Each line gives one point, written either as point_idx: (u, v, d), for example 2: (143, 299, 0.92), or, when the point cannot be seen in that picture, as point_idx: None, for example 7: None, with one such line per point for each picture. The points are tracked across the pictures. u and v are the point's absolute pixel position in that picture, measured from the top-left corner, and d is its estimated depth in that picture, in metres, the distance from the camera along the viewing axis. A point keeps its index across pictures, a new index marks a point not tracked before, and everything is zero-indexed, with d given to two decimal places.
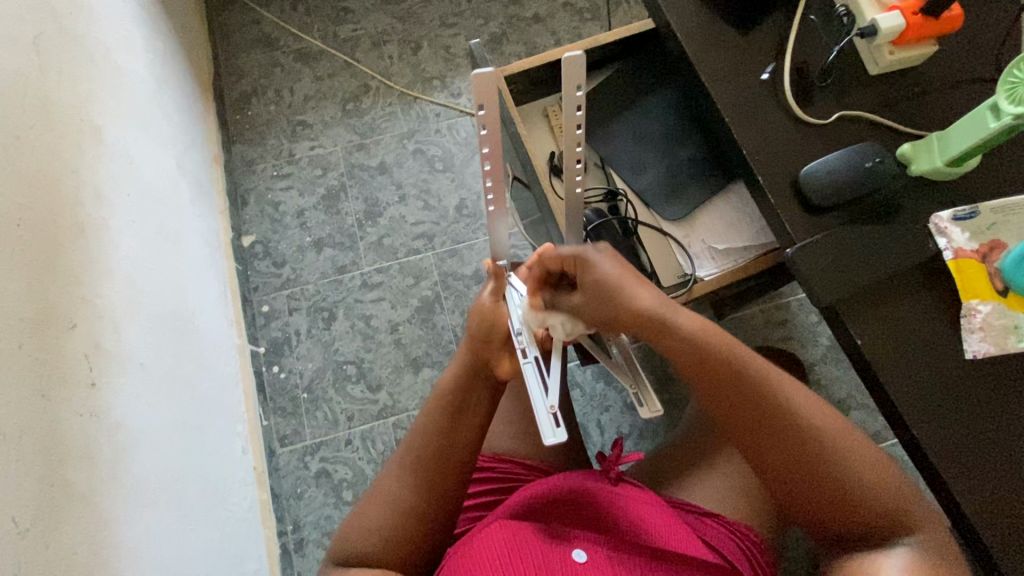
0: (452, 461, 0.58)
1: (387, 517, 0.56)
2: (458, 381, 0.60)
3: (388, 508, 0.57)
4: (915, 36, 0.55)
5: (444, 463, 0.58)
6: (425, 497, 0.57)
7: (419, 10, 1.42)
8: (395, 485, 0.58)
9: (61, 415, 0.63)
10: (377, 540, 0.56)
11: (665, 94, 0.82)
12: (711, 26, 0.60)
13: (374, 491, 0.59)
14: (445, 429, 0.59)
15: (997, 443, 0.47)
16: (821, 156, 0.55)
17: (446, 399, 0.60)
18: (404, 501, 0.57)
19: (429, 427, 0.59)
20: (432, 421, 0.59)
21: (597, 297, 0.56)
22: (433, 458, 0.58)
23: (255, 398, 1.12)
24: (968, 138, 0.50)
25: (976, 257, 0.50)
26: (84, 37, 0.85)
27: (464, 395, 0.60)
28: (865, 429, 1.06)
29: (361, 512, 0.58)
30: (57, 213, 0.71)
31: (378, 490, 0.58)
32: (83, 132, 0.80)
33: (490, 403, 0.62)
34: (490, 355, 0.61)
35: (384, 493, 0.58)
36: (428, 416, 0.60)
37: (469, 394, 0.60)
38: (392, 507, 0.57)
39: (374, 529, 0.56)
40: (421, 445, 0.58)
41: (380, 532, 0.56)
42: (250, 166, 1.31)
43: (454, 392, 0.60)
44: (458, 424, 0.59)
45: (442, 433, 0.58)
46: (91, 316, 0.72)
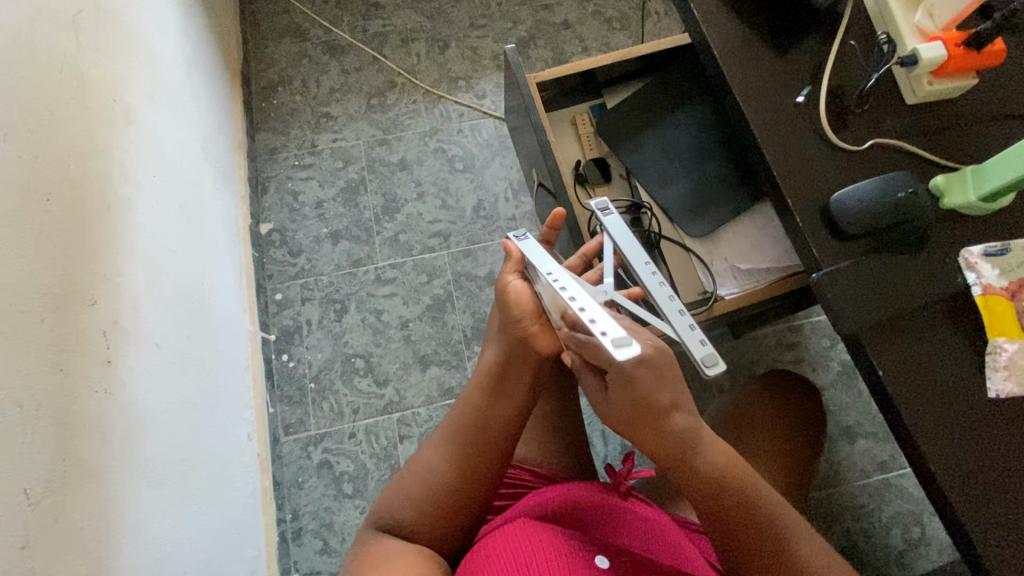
0: (490, 437, 0.59)
1: (424, 486, 0.57)
2: (498, 358, 0.61)
3: (424, 477, 0.58)
4: (955, 68, 0.54)
5: (483, 439, 0.59)
6: (462, 464, 0.58)
7: (449, 10, 1.43)
8: (433, 455, 0.59)
9: (78, 390, 0.64)
10: (412, 507, 0.57)
11: (694, 109, 0.82)
12: (748, 46, 0.59)
13: (414, 462, 0.60)
14: (486, 405, 0.60)
15: (1017, 484, 0.46)
16: (851, 182, 0.55)
17: (488, 375, 0.61)
18: (440, 469, 0.58)
19: (472, 403, 0.60)
20: (474, 395, 0.61)
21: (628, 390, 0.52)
22: (472, 429, 0.59)
23: (264, 385, 1.13)
24: (1006, 174, 0.50)
25: (1005, 294, 0.50)
26: (122, 18, 0.87)
27: (504, 372, 0.61)
28: (871, 458, 1.06)
29: (399, 481, 0.59)
30: (85, 189, 0.71)
31: (418, 461, 0.60)
32: (114, 111, 0.81)
33: (531, 385, 0.61)
34: (524, 335, 0.60)
35: (423, 464, 0.59)
36: (470, 393, 0.62)
37: (511, 371, 0.61)
38: (429, 480, 0.58)
39: (411, 498, 0.57)
40: (462, 417, 0.60)
41: (416, 501, 0.57)
42: (273, 154, 1.32)
43: (495, 369, 0.61)
44: (498, 397, 0.60)
45: (482, 405, 0.60)
46: (111, 293, 0.73)
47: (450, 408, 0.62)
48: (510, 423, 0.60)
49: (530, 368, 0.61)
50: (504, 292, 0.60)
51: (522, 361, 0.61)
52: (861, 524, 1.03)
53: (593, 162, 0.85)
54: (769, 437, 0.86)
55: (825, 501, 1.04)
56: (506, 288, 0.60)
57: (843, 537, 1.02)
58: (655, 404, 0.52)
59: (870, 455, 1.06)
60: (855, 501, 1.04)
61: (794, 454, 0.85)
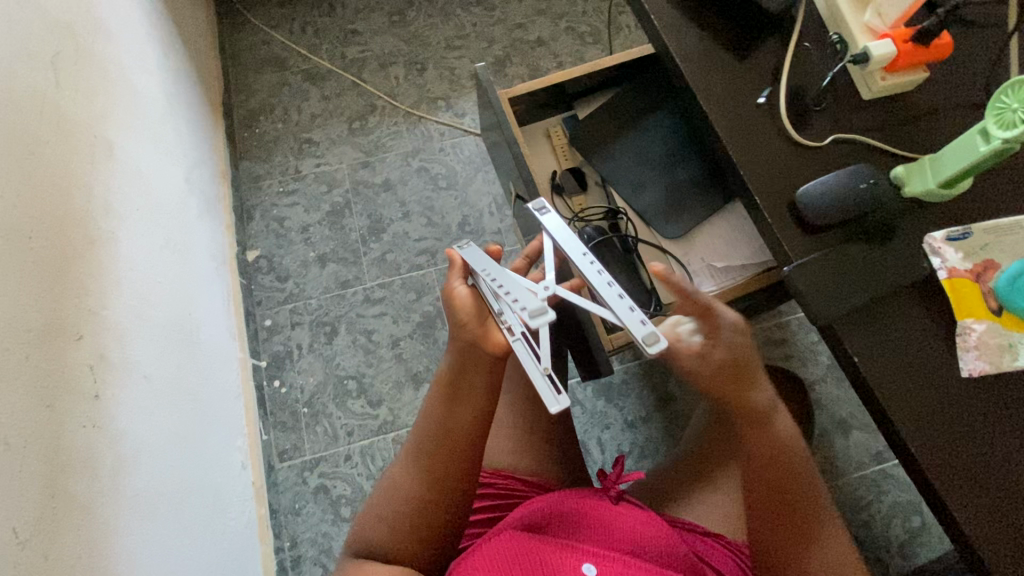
0: (454, 448, 0.57)
1: (393, 504, 0.57)
2: (453, 365, 0.57)
3: (395, 495, 0.58)
4: (906, 64, 0.57)
5: (446, 451, 0.57)
6: (428, 477, 0.57)
7: (425, 33, 1.46)
8: (402, 474, 0.58)
9: (66, 426, 0.64)
10: (384, 526, 0.57)
11: (664, 116, 0.84)
12: (708, 52, 0.62)
13: (386, 480, 0.60)
14: (446, 416, 0.57)
15: (995, 459, 0.48)
16: (816, 177, 0.56)
17: (444, 384, 0.58)
18: (408, 485, 0.58)
19: (431, 412, 0.58)
20: (434, 408, 0.58)
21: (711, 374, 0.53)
22: (435, 439, 0.57)
23: (256, 412, 1.12)
24: (960, 162, 0.51)
25: (970, 276, 0.52)
26: (101, 56, 0.88)
27: (458, 379, 0.57)
28: (866, 448, 1.07)
29: (373, 501, 0.59)
30: (68, 226, 0.72)
31: (389, 480, 0.59)
32: (96, 147, 0.82)
33: (489, 387, 0.57)
34: (471, 343, 0.55)
35: (393, 483, 0.59)
36: (430, 404, 0.59)
37: (466, 376, 0.57)
38: (400, 496, 0.57)
39: (384, 518, 0.57)
40: (424, 430, 0.58)
41: (386, 519, 0.57)
42: (257, 182, 1.33)
43: (449, 377, 0.58)
44: (456, 403, 0.57)
45: (440, 414, 0.58)
46: (96, 327, 0.73)
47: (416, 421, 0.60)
48: (470, 430, 0.57)
49: (485, 372, 0.56)
50: (450, 303, 0.56)
51: (475, 365, 0.56)
52: (861, 516, 1.03)
53: (569, 171, 0.87)
54: None
55: None
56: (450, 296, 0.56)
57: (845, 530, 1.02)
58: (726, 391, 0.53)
59: (865, 446, 1.07)
60: (853, 494, 1.04)
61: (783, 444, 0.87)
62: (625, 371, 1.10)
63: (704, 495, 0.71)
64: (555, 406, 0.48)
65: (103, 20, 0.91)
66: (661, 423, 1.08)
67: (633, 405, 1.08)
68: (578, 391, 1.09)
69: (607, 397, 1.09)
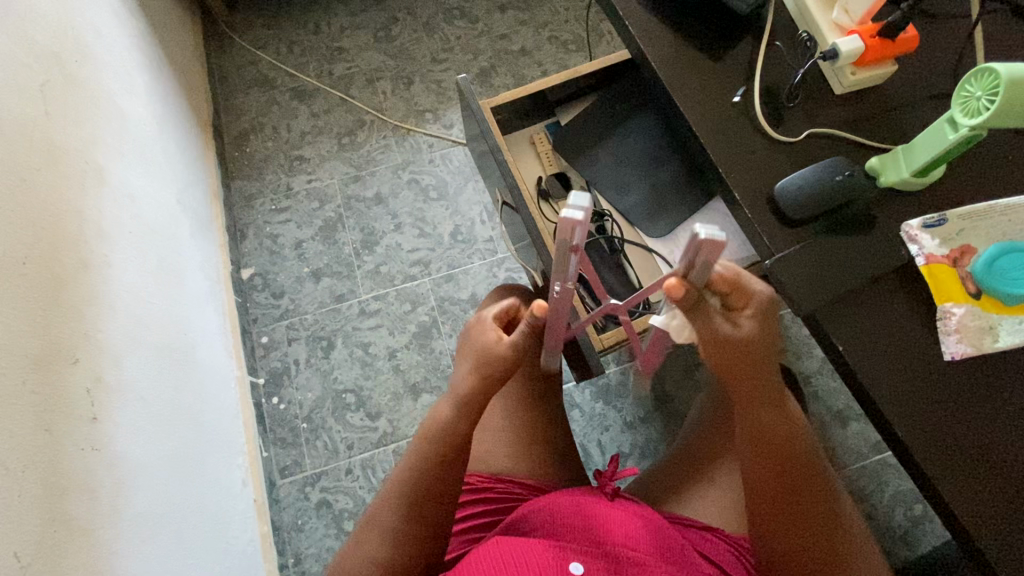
0: (439, 493, 0.59)
1: (377, 544, 0.59)
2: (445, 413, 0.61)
3: (379, 536, 0.59)
4: (874, 58, 0.58)
5: (431, 496, 0.59)
6: (411, 518, 0.58)
7: (411, 47, 1.48)
8: (385, 515, 0.59)
9: (64, 449, 0.64)
10: (368, 565, 0.58)
11: (646, 119, 0.86)
12: (683, 55, 0.63)
13: (368, 521, 0.60)
14: (432, 462, 0.60)
15: (980, 438, 0.49)
16: (793, 172, 0.58)
17: (434, 432, 0.61)
18: (392, 526, 0.59)
19: (417, 456, 0.60)
20: (421, 453, 0.60)
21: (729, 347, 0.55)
22: (419, 481, 0.59)
23: (256, 429, 1.12)
24: (931, 151, 0.52)
25: (947, 262, 0.53)
26: (89, 84, 0.90)
27: (445, 427, 0.61)
28: (864, 439, 1.07)
29: (357, 540, 0.60)
30: (61, 252, 0.73)
31: (372, 521, 0.60)
32: (87, 172, 0.83)
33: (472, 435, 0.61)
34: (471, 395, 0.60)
35: (377, 524, 0.59)
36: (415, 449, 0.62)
37: (453, 424, 0.61)
38: (384, 537, 0.59)
39: (369, 558, 0.58)
40: (408, 472, 0.60)
41: (371, 559, 0.58)
42: (249, 201, 1.34)
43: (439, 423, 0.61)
44: (441, 449, 0.60)
45: (426, 458, 0.60)
46: (92, 350, 0.73)
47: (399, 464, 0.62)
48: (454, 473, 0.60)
49: (469, 422, 0.61)
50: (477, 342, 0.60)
51: (463, 415, 0.61)
52: (863, 507, 1.03)
53: (554, 177, 0.88)
54: None
55: None
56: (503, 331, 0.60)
57: None
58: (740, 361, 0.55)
59: (864, 437, 1.07)
60: (855, 485, 1.04)
61: None
62: (621, 372, 1.11)
63: (703, 492, 0.71)
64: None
65: (90, 48, 0.92)
66: (660, 423, 1.08)
67: (631, 406, 1.09)
68: (576, 394, 1.09)
69: (605, 399, 1.09)
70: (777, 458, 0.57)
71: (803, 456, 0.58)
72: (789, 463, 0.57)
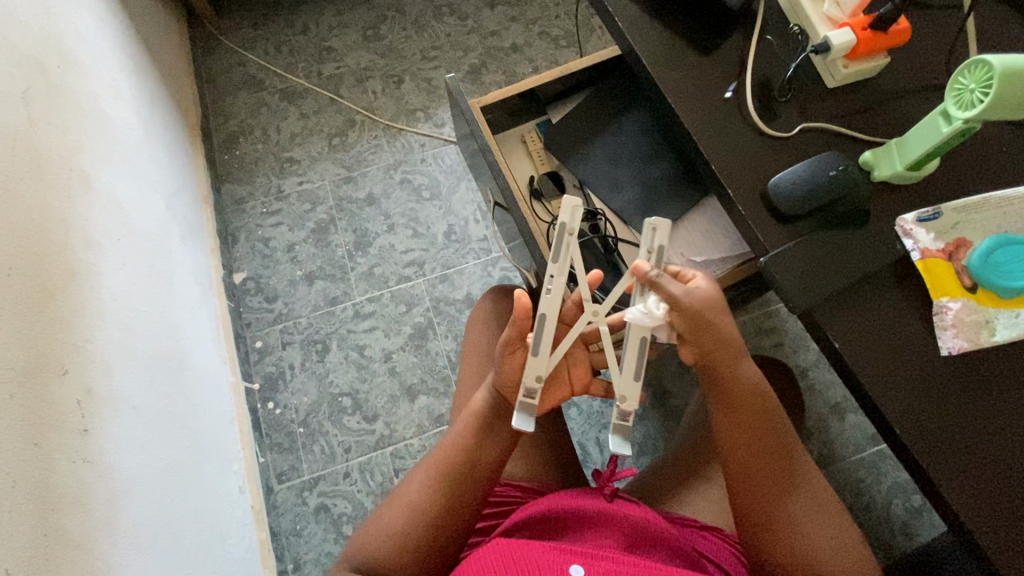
0: (472, 483, 0.59)
1: (405, 522, 0.57)
2: (487, 403, 0.61)
3: (407, 513, 0.58)
4: (866, 50, 0.57)
5: (464, 483, 0.59)
6: (445, 503, 0.58)
7: (400, 45, 1.47)
8: (416, 492, 0.59)
9: (55, 462, 0.63)
10: (392, 543, 0.56)
11: (638, 115, 0.85)
12: (674, 50, 0.62)
13: (399, 498, 0.59)
14: (471, 449, 0.60)
15: (976, 432, 0.48)
16: (787, 167, 0.57)
17: (477, 419, 0.61)
18: (424, 507, 0.58)
19: (459, 440, 0.60)
20: (460, 438, 0.60)
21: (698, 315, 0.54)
22: (458, 467, 0.59)
23: (252, 435, 1.11)
24: (924, 144, 0.52)
25: (943, 256, 0.52)
26: (73, 89, 0.88)
27: (489, 417, 0.60)
28: (861, 431, 1.07)
29: (381, 514, 0.59)
30: (47, 261, 0.72)
31: (401, 496, 0.60)
32: (72, 180, 0.81)
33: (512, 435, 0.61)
34: (510, 391, 0.60)
35: (407, 499, 0.59)
36: (455, 434, 0.61)
37: (496, 418, 0.60)
38: (413, 516, 0.57)
39: (390, 532, 0.57)
40: (446, 456, 0.60)
41: (396, 536, 0.57)
42: (239, 204, 1.33)
43: (482, 412, 0.61)
44: (484, 440, 0.60)
45: (467, 444, 0.60)
46: (81, 361, 0.72)
47: (437, 447, 0.62)
48: (492, 468, 0.60)
49: (509, 419, 0.61)
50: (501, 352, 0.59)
51: (505, 411, 0.61)
52: (861, 499, 1.03)
53: (546, 175, 0.88)
54: None
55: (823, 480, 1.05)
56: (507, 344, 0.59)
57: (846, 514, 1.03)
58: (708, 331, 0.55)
59: (860, 429, 1.07)
60: (853, 477, 1.05)
61: None
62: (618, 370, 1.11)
63: (701, 490, 0.71)
64: (527, 427, 0.58)
65: (73, 53, 0.90)
66: (658, 419, 1.08)
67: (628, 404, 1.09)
68: (573, 393, 1.09)
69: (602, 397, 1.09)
70: (750, 454, 0.58)
71: (783, 452, 0.58)
72: (765, 459, 0.57)
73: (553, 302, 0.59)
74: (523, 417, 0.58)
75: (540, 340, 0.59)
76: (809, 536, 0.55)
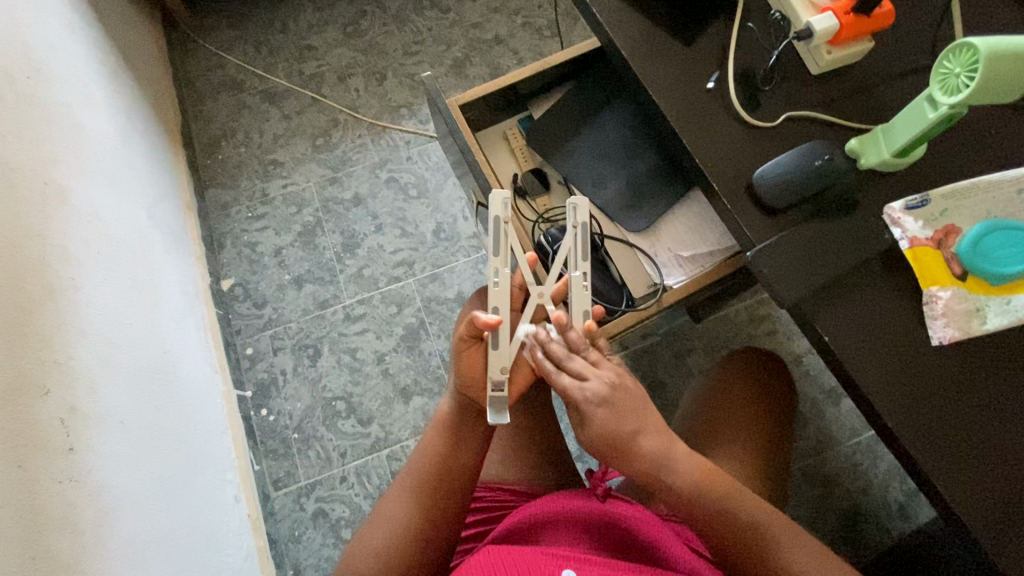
0: (452, 489, 0.59)
1: (388, 539, 0.56)
2: (453, 407, 0.61)
3: (388, 530, 0.57)
4: (850, 35, 0.56)
5: (444, 492, 0.58)
6: (426, 513, 0.57)
7: (382, 41, 1.44)
8: (396, 508, 0.58)
9: (40, 483, 0.62)
10: (376, 561, 0.55)
11: (622, 106, 0.83)
12: (654, 40, 0.61)
13: (377, 516, 0.58)
14: (444, 455, 0.60)
15: (970, 424, 0.48)
16: (771, 159, 0.56)
17: (445, 425, 0.60)
18: (405, 520, 0.57)
19: (431, 447, 0.60)
20: (432, 446, 0.60)
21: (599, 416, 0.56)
22: (435, 475, 0.59)
23: (246, 443, 1.11)
24: (911, 130, 0.51)
25: (932, 244, 0.52)
26: (44, 100, 0.86)
27: (457, 422, 0.61)
28: (857, 416, 1.07)
29: (362, 535, 0.58)
30: (23, 279, 0.70)
31: (381, 513, 0.58)
32: (47, 194, 0.80)
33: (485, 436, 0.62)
34: (474, 392, 0.60)
35: (387, 517, 0.58)
36: (426, 444, 0.61)
37: (465, 422, 0.61)
38: (395, 531, 0.57)
39: (375, 552, 0.56)
40: (421, 465, 0.60)
41: (381, 553, 0.56)
42: (224, 209, 1.31)
43: (450, 418, 0.61)
44: (456, 445, 0.60)
45: (440, 452, 0.59)
46: (64, 379, 0.71)
47: (409, 459, 0.61)
48: (469, 471, 0.60)
49: (477, 419, 0.61)
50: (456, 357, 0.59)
51: (474, 414, 0.61)
52: (858, 483, 1.04)
53: (530, 173, 0.86)
54: (761, 412, 0.77)
55: (819, 467, 1.05)
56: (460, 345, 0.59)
57: (843, 498, 1.03)
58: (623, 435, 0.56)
59: (856, 414, 1.07)
60: (848, 462, 1.05)
61: (783, 423, 0.78)
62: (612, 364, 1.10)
63: None
64: (500, 420, 0.58)
65: (43, 62, 0.88)
66: None
67: None
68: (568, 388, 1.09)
69: None
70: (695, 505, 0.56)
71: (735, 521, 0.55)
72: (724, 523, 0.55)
73: (500, 295, 0.62)
74: (494, 411, 0.59)
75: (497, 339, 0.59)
76: (794, 566, 0.52)
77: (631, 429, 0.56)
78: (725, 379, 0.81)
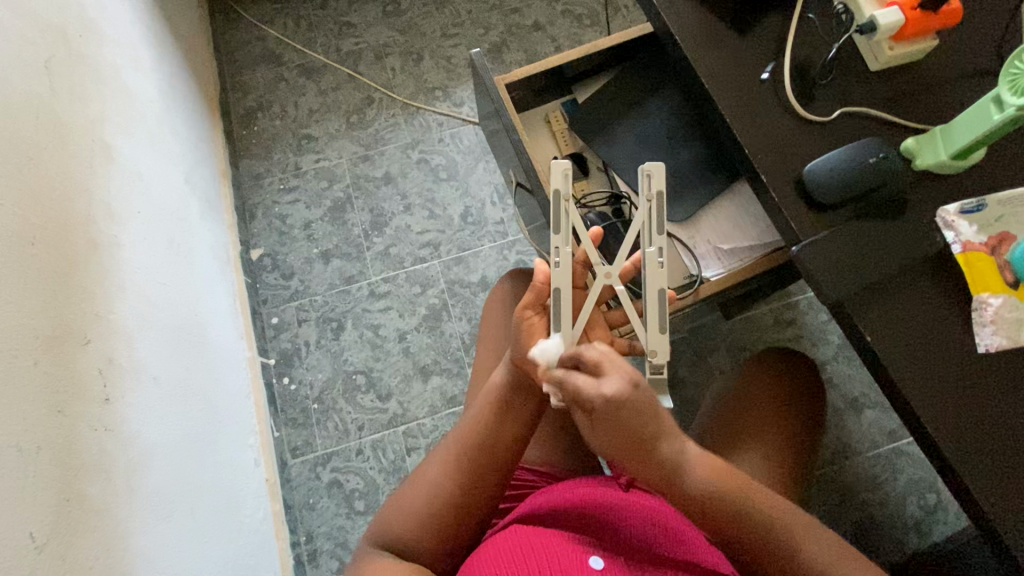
0: (493, 462, 0.58)
1: (423, 501, 0.57)
2: (507, 381, 0.61)
3: (425, 492, 0.58)
4: (914, 32, 0.55)
5: (485, 465, 0.58)
6: (464, 482, 0.58)
7: (420, 22, 1.44)
8: (435, 472, 0.59)
9: (77, 430, 0.64)
10: (410, 521, 0.57)
11: (666, 96, 0.83)
12: (709, 27, 0.60)
13: (418, 477, 0.60)
14: (490, 427, 0.59)
15: (1013, 436, 0.47)
16: (824, 154, 0.55)
17: (495, 397, 0.60)
18: (442, 485, 0.58)
19: (477, 419, 0.60)
20: (478, 417, 0.60)
21: (615, 417, 0.51)
22: (478, 447, 0.59)
23: (266, 409, 1.13)
24: (973, 130, 0.50)
25: (985, 250, 0.51)
26: (93, 58, 0.87)
27: (509, 396, 0.60)
28: (880, 427, 1.06)
29: (401, 493, 0.60)
30: (69, 231, 0.72)
31: (421, 476, 0.60)
32: (94, 150, 0.81)
33: (536, 412, 0.61)
34: (530, 365, 0.59)
35: (425, 481, 0.59)
36: (474, 415, 0.61)
37: (517, 395, 0.60)
38: (432, 494, 0.58)
39: (410, 514, 0.57)
40: (465, 434, 0.60)
41: (415, 515, 0.57)
42: (257, 180, 1.33)
43: (503, 392, 0.60)
44: (503, 419, 0.60)
45: (486, 425, 0.59)
46: (103, 330, 0.73)
47: (456, 427, 0.62)
48: (513, 445, 0.59)
49: (532, 395, 0.60)
50: (520, 327, 0.59)
51: (527, 390, 0.60)
52: (875, 494, 1.02)
53: (570, 158, 0.86)
54: (790, 412, 0.77)
55: (837, 476, 1.04)
56: (523, 323, 0.59)
57: (859, 509, 1.02)
58: (639, 430, 0.52)
59: (878, 425, 1.06)
60: (867, 473, 1.03)
61: (811, 425, 0.77)
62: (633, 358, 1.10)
63: None
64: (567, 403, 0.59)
65: (94, 21, 0.90)
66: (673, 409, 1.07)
67: None
68: None
69: None
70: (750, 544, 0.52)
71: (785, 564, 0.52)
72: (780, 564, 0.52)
73: (564, 275, 0.60)
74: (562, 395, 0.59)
75: (561, 312, 0.60)
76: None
77: (653, 433, 0.52)
78: (754, 376, 0.80)
